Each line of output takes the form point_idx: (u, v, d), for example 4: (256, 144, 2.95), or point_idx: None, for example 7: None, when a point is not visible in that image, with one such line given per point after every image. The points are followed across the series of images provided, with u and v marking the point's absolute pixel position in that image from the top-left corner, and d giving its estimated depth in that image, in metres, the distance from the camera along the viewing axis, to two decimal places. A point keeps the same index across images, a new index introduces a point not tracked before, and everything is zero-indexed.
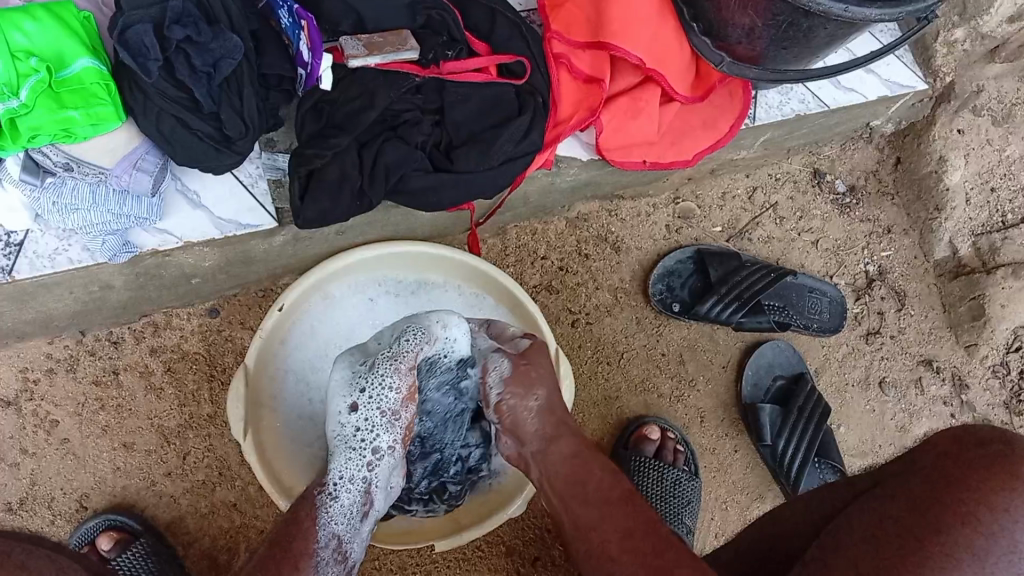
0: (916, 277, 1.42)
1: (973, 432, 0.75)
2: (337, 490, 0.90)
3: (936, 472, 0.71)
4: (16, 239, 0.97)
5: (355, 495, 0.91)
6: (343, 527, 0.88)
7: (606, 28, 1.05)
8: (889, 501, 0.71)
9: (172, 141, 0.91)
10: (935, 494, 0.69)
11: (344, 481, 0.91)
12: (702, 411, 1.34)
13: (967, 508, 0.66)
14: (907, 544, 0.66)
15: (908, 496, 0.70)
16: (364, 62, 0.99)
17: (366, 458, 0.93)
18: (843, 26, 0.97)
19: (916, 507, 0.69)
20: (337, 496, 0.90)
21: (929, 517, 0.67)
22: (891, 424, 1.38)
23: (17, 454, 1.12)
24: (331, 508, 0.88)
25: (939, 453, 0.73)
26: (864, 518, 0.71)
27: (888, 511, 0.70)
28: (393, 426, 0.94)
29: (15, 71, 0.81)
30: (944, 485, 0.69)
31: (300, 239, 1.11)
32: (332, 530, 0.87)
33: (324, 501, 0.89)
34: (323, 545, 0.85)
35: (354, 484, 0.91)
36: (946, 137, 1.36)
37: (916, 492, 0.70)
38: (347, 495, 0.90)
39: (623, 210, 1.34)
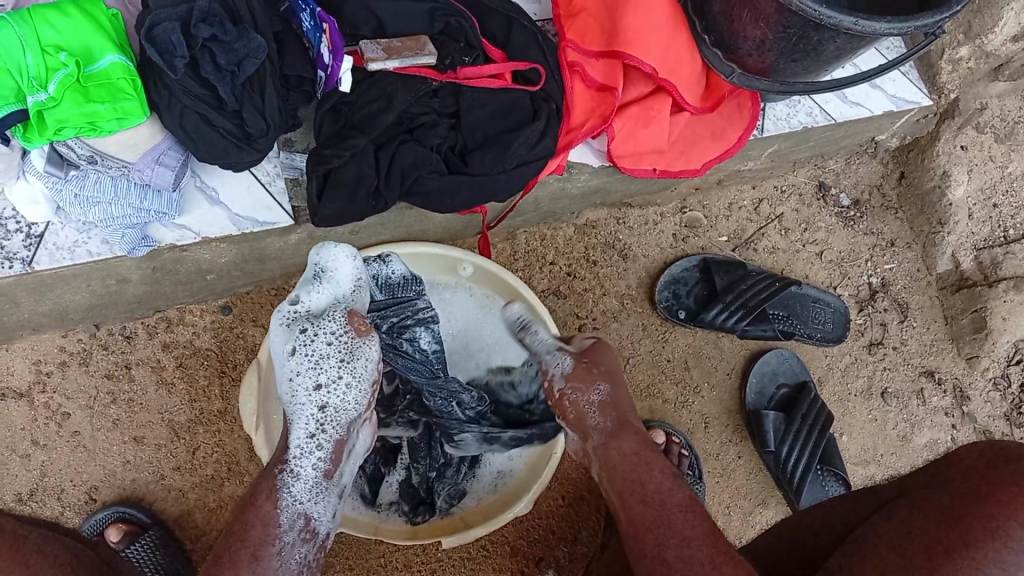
0: (919, 289, 1.44)
1: (1001, 446, 0.77)
2: (299, 462, 0.88)
3: (964, 485, 0.74)
4: (36, 231, 0.99)
5: (315, 463, 0.89)
6: (311, 503, 0.88)
7: (621, 37, 1.07)
8: (917, 513, 0.74)
9: (195, 137, 0.93)
10: (961, 509, 0.72)
11: (306, 451, 0.89)
12: (706, 418, 1.35)
13: (997, 523, 0.69)
14: (935, 557, 0.69)
15: (935, 507, 0.74)
16: (382, 66, 1.00)
17: (327, 427, 0.90)
18: (852, 40, 0.99)
19: (945, 520, 0.72)
20: (297, 471, 0.88)
21: (960, 528, 0.70)
22: (892, 433, 1.41)
23: (28, 445, 1.13)
24: (293, 485, 0.87)
25: (968, 468, 0.76)
26: (893, 527, 0.74)
27: (916, 523, 0.73)
28: (347, 365, 0.90)
29: (45, 66, 0.84)
30: (972, 500, 0.72)
31: (315, 238, 1.13)
32: (297, 511, 0.86)
33: (286, 480, 0.87)
34: (286, 528, 0.85)
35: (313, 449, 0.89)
36: (950, 153, 1.38)
37: (945, 504, 0.73)
38: (308, 466, 0.88)
39: (631, 218, 1.36)
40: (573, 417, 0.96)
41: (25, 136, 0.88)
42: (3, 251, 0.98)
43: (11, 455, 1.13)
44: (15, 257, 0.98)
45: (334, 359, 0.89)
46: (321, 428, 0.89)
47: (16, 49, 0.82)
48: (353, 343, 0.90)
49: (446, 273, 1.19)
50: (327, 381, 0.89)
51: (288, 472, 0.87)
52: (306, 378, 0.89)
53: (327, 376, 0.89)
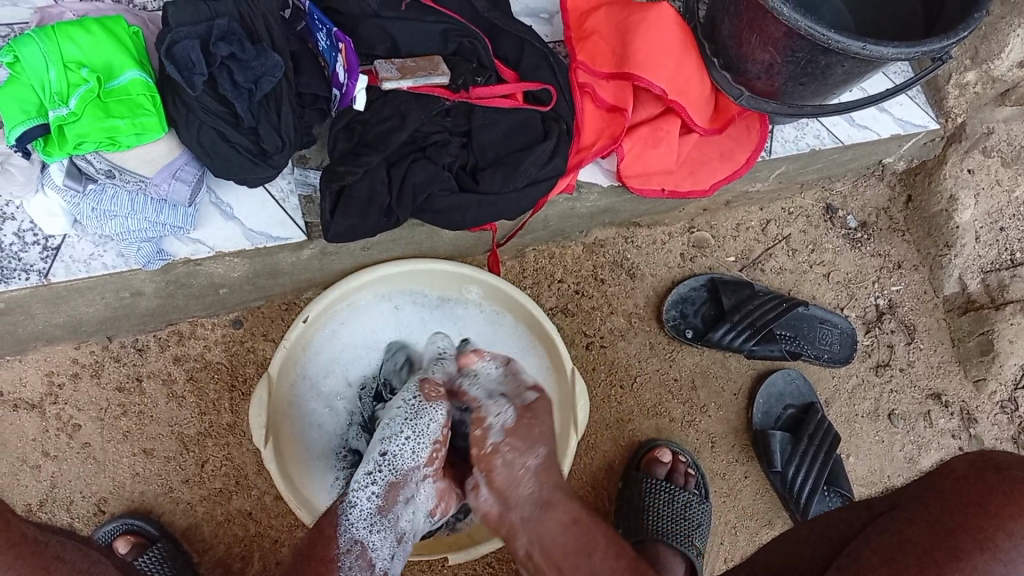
0: (925, 311, 1.45)
1: (990, 457, 0.77)
2: (356, 494, 0.94)
3: (952, 495, 0.74)
4: (53, 243, 1.00)
5: (372, 498, 0.94)
6: (367, 532, 0.92)
7: (631, 59, 1.09)
8: (908, 526, 0.74)
9: (212, 153, 0.94)
10: (952, 523, 0.72)
11: (362, 485, 0.94)
12: (713, 437, 1.36)
13: (985, 535, 0.70)
14: (925, 568, 0.70)
15: (926, 521, 0.74)
16: (396, 85, 1.01)
17: (386, 473, 0.95)
18: (860, 64, 1.00)
19: (935, 535, 0.72)
20: (355, 502, 0.93)
21: (949, 543, 0.70)
22: (900, 455, 1.40)
23: (39, 456, 1.14)
24: (351, 513, 0.92)
25: (957, 476, 0.76)
26: (884, 541, 0.75)
27: (907, 536, 0.73)
28: (411, 422, 0.97)
29: (67, 81, 0.85)
30: (963, 512, 0.72)
31: (327, 253, 1.14)
32: (353, 537, 0.91)
33: (344, 508, 0.92)
34: (343, 550, 0.90)
35: (372, 486, 0.94)
36: (957, 176, 1.39)
37: (935, 517, 0.73)
38: (366, 499, 0.93)
39: (639, 237, 1.37)
40: (501, 485, 0.89)
41: (45, 150, 0.89)
42: (19, 263, 0.99)
43: (21, 466, 1.14)
44: (31, 269, 0.99)
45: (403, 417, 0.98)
46: (379, 468, 0.95)
47: (40, 64, 0.84)
48: (419, 405, 0.98)
49: (456, 289, 1.20)
50: (391, 435, 0.96)
51: (347, 504, 0.93)
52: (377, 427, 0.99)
53: (392, 428, 0.97)
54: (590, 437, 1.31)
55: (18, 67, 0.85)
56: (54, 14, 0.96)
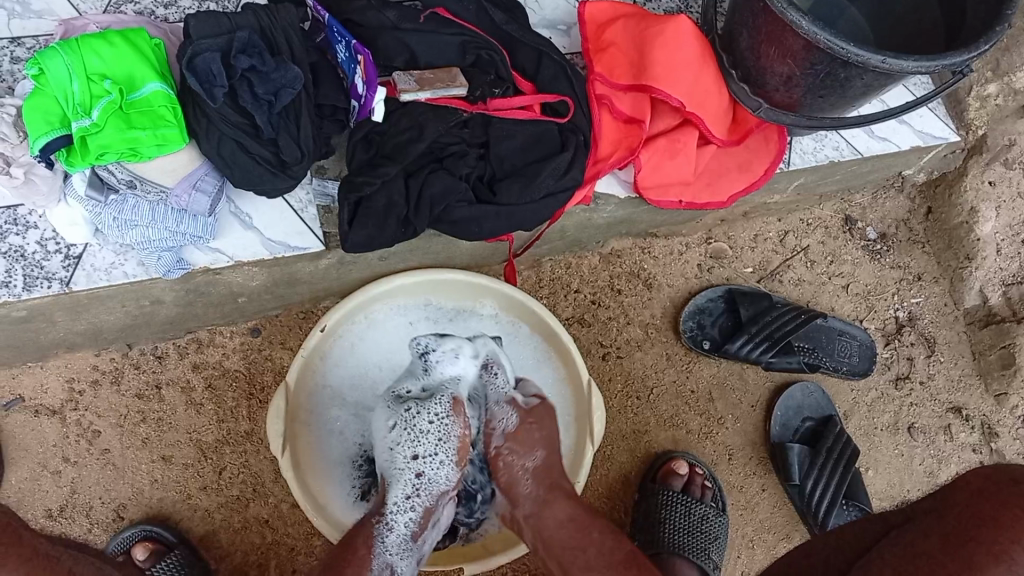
0: (946, 324, 1.43)
1: (1005, 470, 0.76)
2: (394, 516, 0.96)
3: (966, 508, 0.73)
4: (75, 252, 1.02)
5: (407, 521, 0.97)
6: (399, 557, 0.94)
7: (650, 71, 1.09)
8: (922, 539, 0.73)
9: (231, 164, 0.95)
10: (965, 535, 0.71)
11: (402, 509, 0.97)
12: (730, 449, 1.35)
13: (1001, 548, 0.69)
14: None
15: (940, 532, 0.73)
16: (413, 97, 1.02)
17: (422, 496, 0.99)
18: (880, 76, 0.99)
19: (948, 546, 0.71)
20: (392, 525, 0.96)
21: (963, 554, 0.70)
22: (919, 470, 1.39)
23: (59, 462, 1.15)
24: (387, 536, 0.94)
25: (972, 491, 0.75)
26: (896, 553, 0.74)
27: (919, 548, 0.73)
28: (444, 442, 1.02)
29: (90, 93, 0.87)
30: (977, 525, 0.71)
31: (345, 263, 1.15)
32: (386, 560, 0.92)
33: (381, 530, 0.94)
34: (377, 572, 0.90)
35: (407, 510, 0.97)
36: (978, 188, 1.37)
37: (949, 529, 0.72)
38: (401, 522, 0.96)
39: (656, 248, 1.36)
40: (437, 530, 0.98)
41: (68, 161, 0.91)
42: (42, 271, 1.00)
43: (42, 471, 1.15)
44: (53, 277, 1.00)
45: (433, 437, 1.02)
46: (416, 492, 0.99)
47: (64, 76, 0.86)
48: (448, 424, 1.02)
49: (472, 300, 1.20)
50: (426, 454, 1.01)
51: (383, 520, 0.95)
52: (405, 449, 1.02)
53: (424, 448, 1.01)
54: (605, 449, 1.31)
55: (43, 78, 0.86)
56: (78, 26, 0.97)
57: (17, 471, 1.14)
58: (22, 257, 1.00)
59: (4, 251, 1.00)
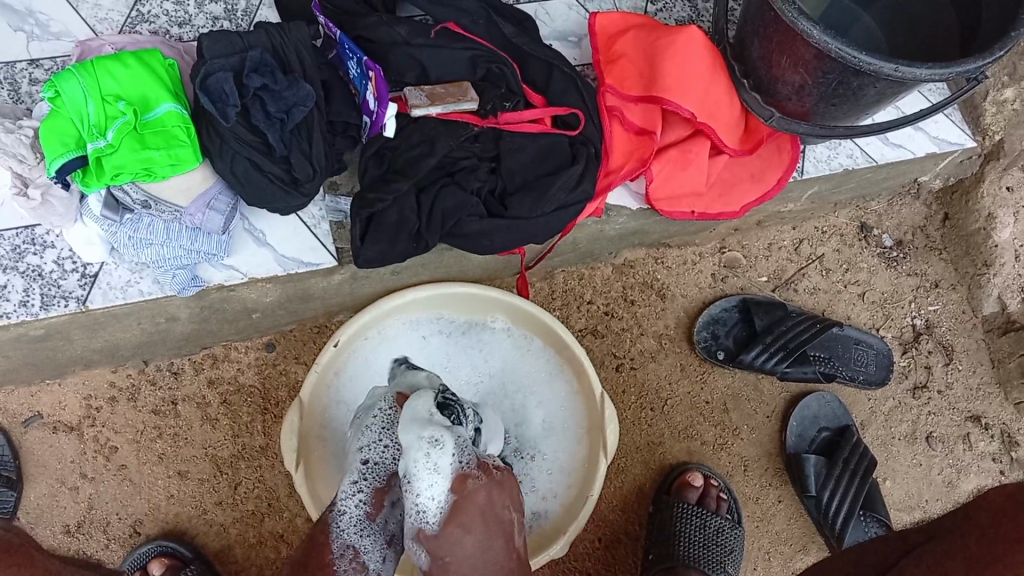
0: (964, 332, 1.42)
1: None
2: (343, 501, 0.94)
3: (988, 528, 0.73)
4: (91, 270, 1.03)
5: (362, 504, 0.94)
6: (357, 536, 0.92)
7: (660, 82, 1.08)
8: (946, 560, 0.73)
9: (244, 182, 0.95)
10: (988, 557, 0.70)
11: (350, 493, 0.95)
12: (745, 460, 1.34)
13: None
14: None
15: (963, 554, 0.72)
16: (426, 113, 1.01)
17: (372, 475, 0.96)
18: (893, 85, 0.99)
19: (972, 569, 0.70)
20: (345, 508, 0.93)
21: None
22: (939, 480, 1.37)
23: (76, 478, 1.16)
24: (341, 519, 0.92)
25: (995, 511, 0.74)
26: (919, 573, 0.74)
27: (942, 570, 0.72)
28: (388, 427, 0.99)
29: (105, 114, 0.88)
30: (1000, 547, 0.71)
31: (357, 278, 1.15)
32: (345, 542, 0.92)
33: (334, 515, 0.93)
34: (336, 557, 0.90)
35: (361, 495, 0.95)
36: (995, 194, 1.37)
37: (973, 552, 0.72)
38: (355, 506, 0.94)
39: (670, 258, 1.36)
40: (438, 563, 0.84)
41: (83, 181, 0.91)
42: (59, 290, 1.02)
43: (61, 487, 1.16)
44: (70, 296, 1.02)
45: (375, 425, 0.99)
46: (365, 476, 0.96)
47: (79, 98, 0.87)
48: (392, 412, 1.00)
49: (484, 314, 1.21)
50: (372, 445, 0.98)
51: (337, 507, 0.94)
52: (355, 439, 0.99)
53: (371, 437, 0.98)
54: (620, 461, 1.30)
55: (59, 100, 0.88)
56: (93, 47, 0.98)
57: (36, 487, 1.15)
58: (39, 276, 1.01)
59: (21, 270, 1.01)
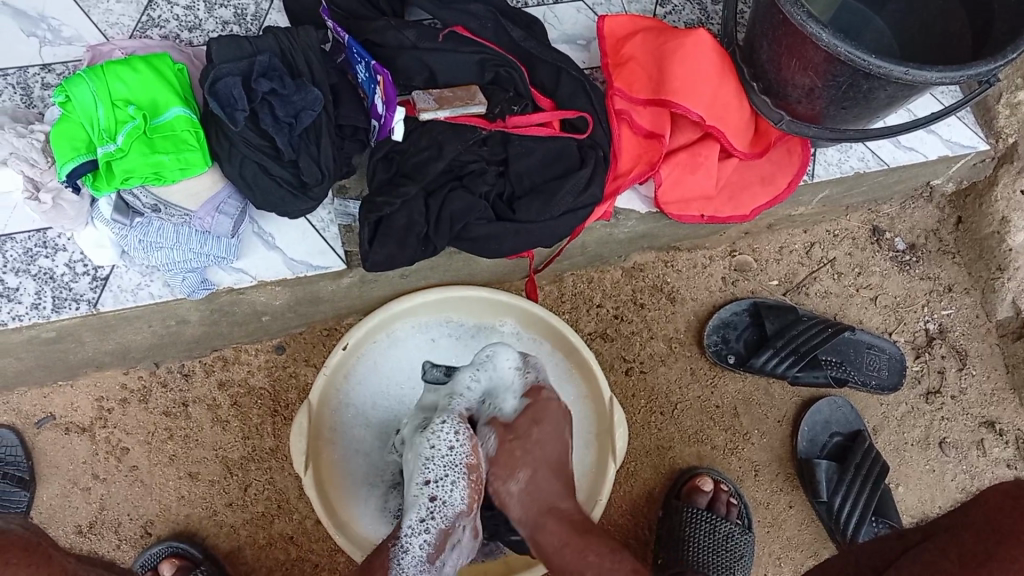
0: (978, 337, 1.41)
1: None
2: (410, 539, 0.94)
3: (986, 525, 0.72)
4: (102, 273, 1.03)
5: (425, 544, 0.95)
6: None
7: (669, 85, 1.08)
8: (939, 554, 0.72)
9: (253, 186, 0.96)
10: (984, 550, 0.69)
11: (416, 532, 0.95)
12: (756, 465, 1.33)
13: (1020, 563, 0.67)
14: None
15: (958, 548, 0.71)
16: (434, 116, 1.02)
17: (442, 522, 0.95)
18: (903, 87, 0.98)
19: (966, 562, 0.69)
20: (408, 548, 0.94)
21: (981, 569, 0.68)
22: (952, 485, 1.36)
23: (88, 479, 1.17)
24: (402, 560, 0.93)
25: (994, 509, 0.73)
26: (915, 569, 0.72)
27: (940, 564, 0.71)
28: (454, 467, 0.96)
29: (115, 118, 0.88)
30: (995, 541, 0.69)
31: (366, 281, 1.15)
32: None
33: (396, 552, 0.93)
34: None
35: (425, 532, 0.95)
36: (1009, 197, 1.35)
37: (967, 544, 0.71)
38: (417, 546, 0.94)
39: (679, 261, 1.35)
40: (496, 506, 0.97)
41: (93, 184, 0.92)
42: (70, 293, 1.02)
43: (73, 488, 1.17)
44: (81, 299, 1.02)
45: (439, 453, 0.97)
46: (432, 516, 0.95)
47: (89, 103, 0.88)
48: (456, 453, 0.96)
49: (492, 317, 1.21)
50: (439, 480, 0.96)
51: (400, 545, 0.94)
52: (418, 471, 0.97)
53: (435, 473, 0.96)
54: (629, 465, 1.30)
55: (69, 106, 0.88)
56: (105, 52, 0.99)
57: (49, 488, 1.16)
58: (51, 279, 1.02)
59: (34, 273, 1.02)
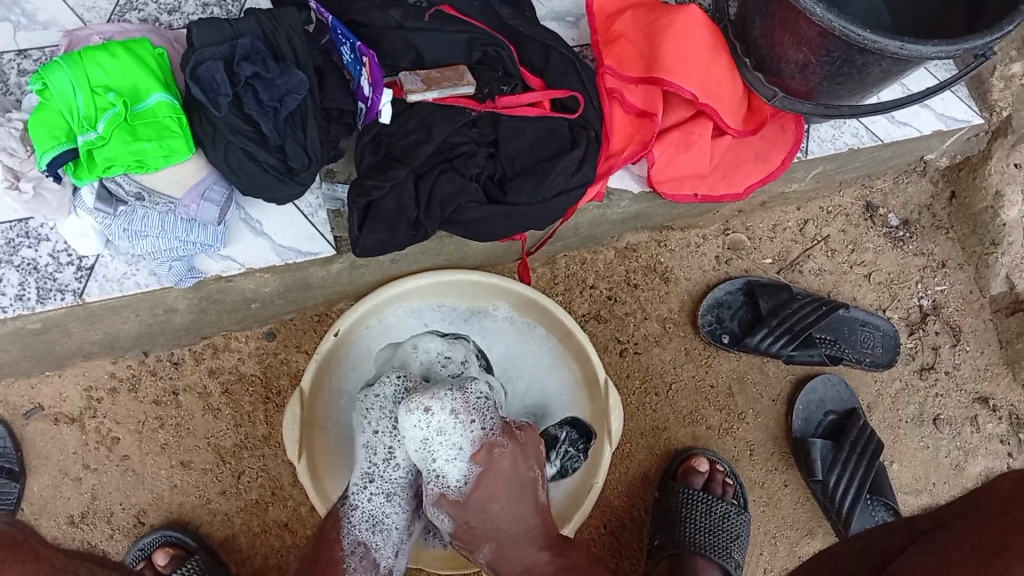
0: (972, 312, 1.41)
1: None
2: (357, 495, 0.99)
3: (999, 516, 0.72)
4: (87, 263, 1.01)
5: (375, 500, 0.99)
6: (369, 533, 0.99)
7: (661, 63, 1.06)
8: (951, 546, 0.71)
9: (240, 172, 0.94)
10: (998, 542, 0.69)
11: (362, 487, 0.99)
12: (751, 444, 1.33)
13: None
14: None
15: (973, 540, 0.71)
16: (421, 98, 1.00)
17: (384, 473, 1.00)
18: (899, 62, 0.97)
19: (982, 555, 0.69)
20: (357, 503, 0.99)
21: (997, 563, 0.67)
22: (946, 461, 1.37)
23: (79, 469, 1.16)
24: (354, 515, 0.98)
25: (1007, 499, 0.72)
26: (928, 561, 0.72)
27: (953, 556, 0.70)
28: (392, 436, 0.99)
29: (94, 106, 0.86)
30: (1010, 533, 0.69)
31: (356, 266, 1.14)
32: (358, 537, 0.98)
33: (347, 509, 0.98)
34: (348, 552, 0.97)
35: (372, 486, 0.99)
36: (1003, 172, 1.35)
37: (981, 537, 0.70)
38: (369, 498, 0.99)
39: (672, 241, 1.34)
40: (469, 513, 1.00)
41: (75, 174, 0.90)
42: (54, 283, 1.01)
43: (63, 479, 1.16)
44: (66, 289, 1.01)
45: (390, 414, 1.00)
46: (375, 470, 1.00)
47: (68, 90, 0.86)
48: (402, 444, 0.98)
49: (485, 301, 1.19)
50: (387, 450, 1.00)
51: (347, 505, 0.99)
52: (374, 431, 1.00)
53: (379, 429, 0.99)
54: (624, 446, 1.30)
55: (47, 93, 0.87)
56: (83, 37, 0.96)
57: (39, 479, 1.15)
58: (35, 269, 1.00)
59: (17, 264, 1.00)
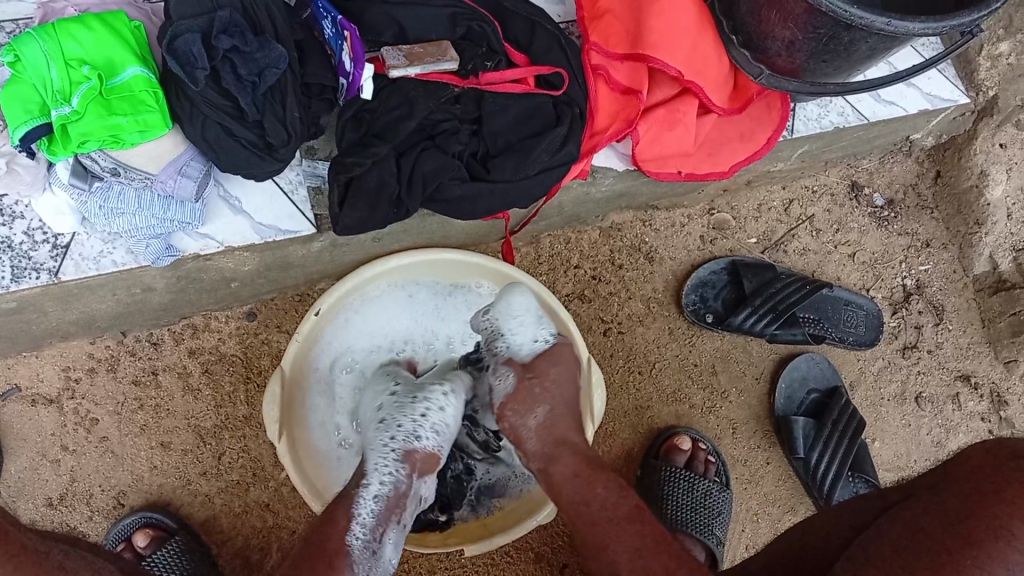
0: (955, 292, 1.41)
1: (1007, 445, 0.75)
2: (372, 475, 0.91)
3: (967, 484, 0.71)
4: (62, 241, 1.00)
5: (387, 485, 0.91)
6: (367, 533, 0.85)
7: (646, 40, 1.05)
8: (922, 516, 0.71)
9: (216, 148, 0.92)
10: (963, 511, 0.68)
11: (382, 466, 0.92)
12: (734, 423, 1.34)
13: (1001, 522, 0.66)
14: (938, 559, 0.66)
15: (941, 510, 0.70)
16: (404, 73, 0.98)
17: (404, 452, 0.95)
18: (885, 39, 0.96)
19: (947, 523, 0.68)
20: (369, 483, 0.90)
21: (961, 532, 0.67)
22: (927, 439, 1.38)
23: (58, 451, 1.15)
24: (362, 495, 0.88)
25: (975, 466, 0.73)
26: (898, 530, 0.72)
27: (920, 525, 0.70)
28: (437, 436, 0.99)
29: (69, 79, 0.84)
30: (977, 500, 0.69)
31: (338, 245, 1.13)
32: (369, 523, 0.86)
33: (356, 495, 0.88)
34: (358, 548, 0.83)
35: (391, 471, 0.92)
36: (988, 151, 1.34)
37: (948, 507, 0.70)
38: (381, 483, 0.90)
39: (658, 220, 1.33)
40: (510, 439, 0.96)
41: (49, 149, 0.88)
42: (29, 262, 0.99)
43: (41, 460, 1.14)
44: (41, 268, 0.99)
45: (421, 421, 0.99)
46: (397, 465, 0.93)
47: (41, 63, 0.83)
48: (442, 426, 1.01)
49: (469, 278, 1.18)
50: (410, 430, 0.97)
51: (362, 489, 0.89)
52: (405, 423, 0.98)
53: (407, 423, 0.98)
54: (608, 426, 1.29)
55: (20, 66, 0.84)
56: (56, 9, 0.93)
57: (17, 461, 1.14)
58: (9, 248, 0.98)
59: None
